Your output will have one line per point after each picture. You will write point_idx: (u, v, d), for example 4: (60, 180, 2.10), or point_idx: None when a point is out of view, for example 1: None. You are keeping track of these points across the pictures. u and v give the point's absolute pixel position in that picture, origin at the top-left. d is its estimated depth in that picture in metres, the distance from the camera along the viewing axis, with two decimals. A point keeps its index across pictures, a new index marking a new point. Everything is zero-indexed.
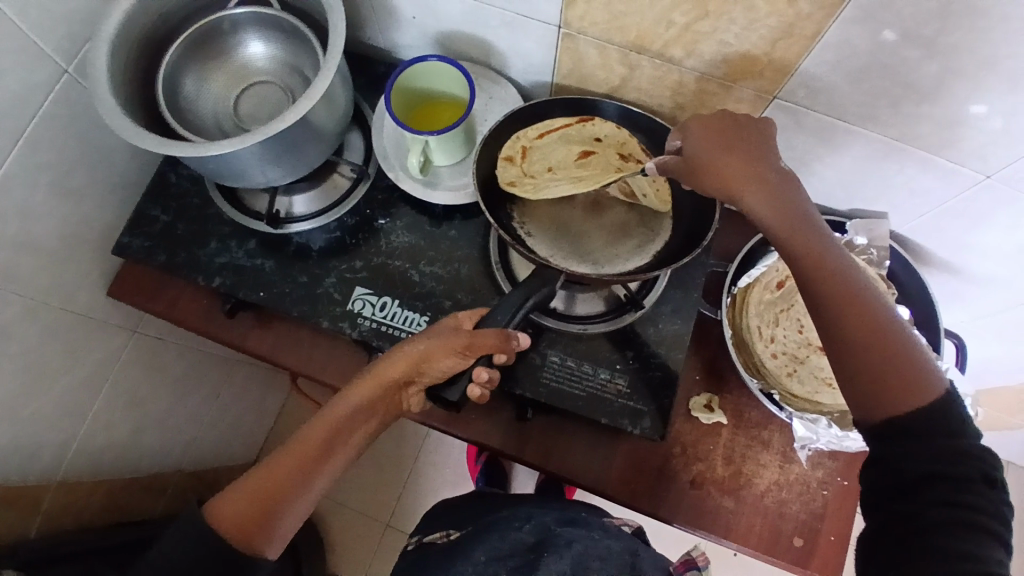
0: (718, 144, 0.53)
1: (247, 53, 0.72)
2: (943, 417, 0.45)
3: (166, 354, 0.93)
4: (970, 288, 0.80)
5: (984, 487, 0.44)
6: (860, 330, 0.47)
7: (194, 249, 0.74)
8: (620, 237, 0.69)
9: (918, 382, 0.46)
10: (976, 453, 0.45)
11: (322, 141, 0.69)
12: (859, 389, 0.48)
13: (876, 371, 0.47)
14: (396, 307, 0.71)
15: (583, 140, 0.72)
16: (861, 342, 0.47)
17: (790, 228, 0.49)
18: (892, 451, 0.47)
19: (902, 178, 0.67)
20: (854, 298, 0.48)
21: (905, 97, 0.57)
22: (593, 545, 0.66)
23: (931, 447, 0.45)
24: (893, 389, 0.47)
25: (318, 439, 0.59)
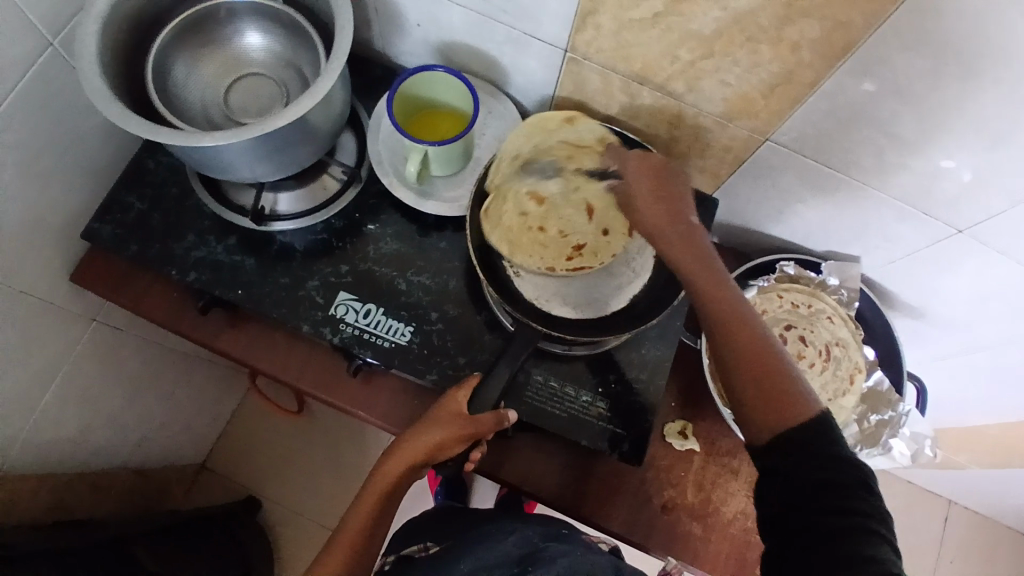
0: (644, 186, 0.61)
1: (243, 44, 0.70)
2: (822, 429, 0.49)
3: (124, 346, 0.89)
4: (929, 330, 0.84)
5: (864, 493, 0.47)
6: (749, 344, 0.52)
7: (169, 241, 0.71)
8: (509, 236, 0.69)
9: (799, 402, 0.50)
10: (856, 463, 0.48)
11: (316, 141, 0.67)
12: (747, 408, 0.51)
13: (765, 387, 0.50)
14: (380, 315, 0.69)
15: (614, 222, 0.69)
16: (745, 358, 0.51)
17: (698, 253, 0.57)
18: (778, 456, 0.49)
19: (879, 226, 0.71)
20: (742, 320, 0.53)
21: (890, 149, 0.60)
22: (583, 559, 0.64)
23: (812, 460, 0.48)
24: (773, 399, 0.50)
25: (354, 541, 0.59)
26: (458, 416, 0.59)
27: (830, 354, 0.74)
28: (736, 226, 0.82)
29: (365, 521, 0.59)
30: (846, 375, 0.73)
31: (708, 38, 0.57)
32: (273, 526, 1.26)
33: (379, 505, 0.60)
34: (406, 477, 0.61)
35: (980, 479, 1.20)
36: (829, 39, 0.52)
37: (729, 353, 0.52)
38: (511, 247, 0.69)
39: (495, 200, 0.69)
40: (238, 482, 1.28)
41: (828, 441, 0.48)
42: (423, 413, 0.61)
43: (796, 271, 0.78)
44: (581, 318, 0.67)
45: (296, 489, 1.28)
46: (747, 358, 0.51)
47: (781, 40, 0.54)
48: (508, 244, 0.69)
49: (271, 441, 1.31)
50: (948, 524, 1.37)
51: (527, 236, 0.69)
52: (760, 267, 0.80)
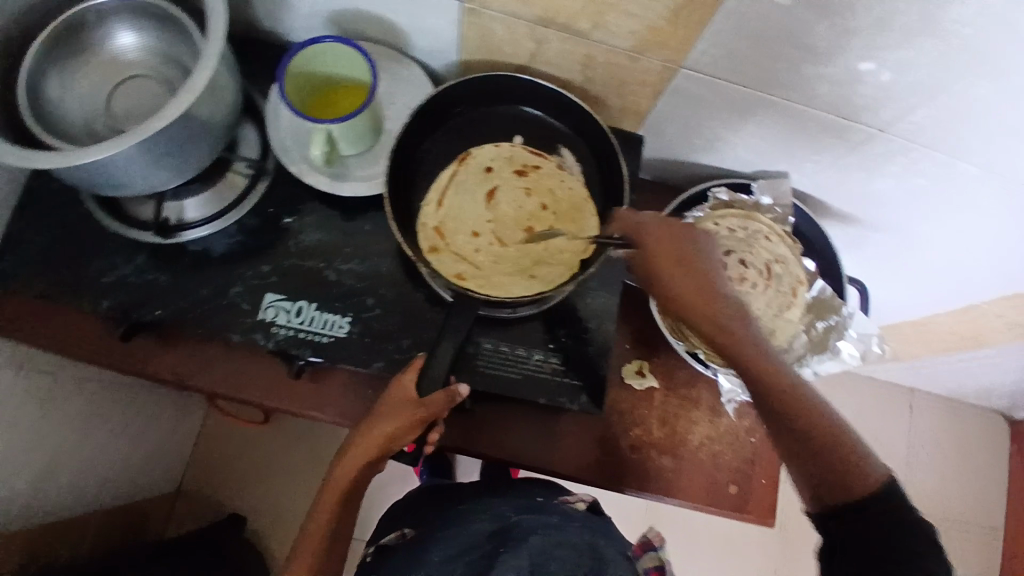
0: (670, 256, 0.56)
1: (127, 49, 0.64)
2: (891, 497, 0.52)
3: (61, 385, 0.84)
4: (865, 234, 0.86)
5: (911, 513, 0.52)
6: (808, 425, 0.53)
7: (77, 270, 0.66)
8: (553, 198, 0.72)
9: (872, 474, 0.53)
10: (908, 517, 0.51)
11: (211, 138, 0.62)
12: (821, 491, 0.54)
13: (835, 467, 0.53)
14: (313, 311, 0.66)
15: (489, 180, 0.72)
16: (824, 443, 0.53)
17: (750, 351, 0.54)
18: (848, 534, 0.52)
19: (803, 140, 0.70)
20: (809, 399, 0.53)
21: (803, 60, 0.59)
22: (553, 533, 0.63)
23: (886, 514, 0.51)
24: (845, 478, 0.52)
25: (323, 531, 0.59)
26: (409, 402, 0.58)
27: (772, 272, 0.75)
28: (666, 160, 0.81)
29: (333, 512, 0.60)
30: (788, 289, 0.75)
31: None
32: (262, 533, 1.25)
33: (344, 496, 0.60)
34: (364, 472, 0.60)
35: (933, 365, 1.26)
36: None
37: (798, 435, 0.53)
38: (533, 261, 0.71)
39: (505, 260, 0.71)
40: (218, 496, 1.26)
41: (899, 509, 0.51)
42: (374, 405, 0.61)
43: (729, 197, 0.77)
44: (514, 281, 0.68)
45: (279, 493, 1.27)
46: (821, 443, 0.53)
47: None
48: (532, 251, 0.71)
49: (244, 450, 1.28)
50: (911, 412, 1.45)
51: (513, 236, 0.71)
52: (692, 198, 0.79)
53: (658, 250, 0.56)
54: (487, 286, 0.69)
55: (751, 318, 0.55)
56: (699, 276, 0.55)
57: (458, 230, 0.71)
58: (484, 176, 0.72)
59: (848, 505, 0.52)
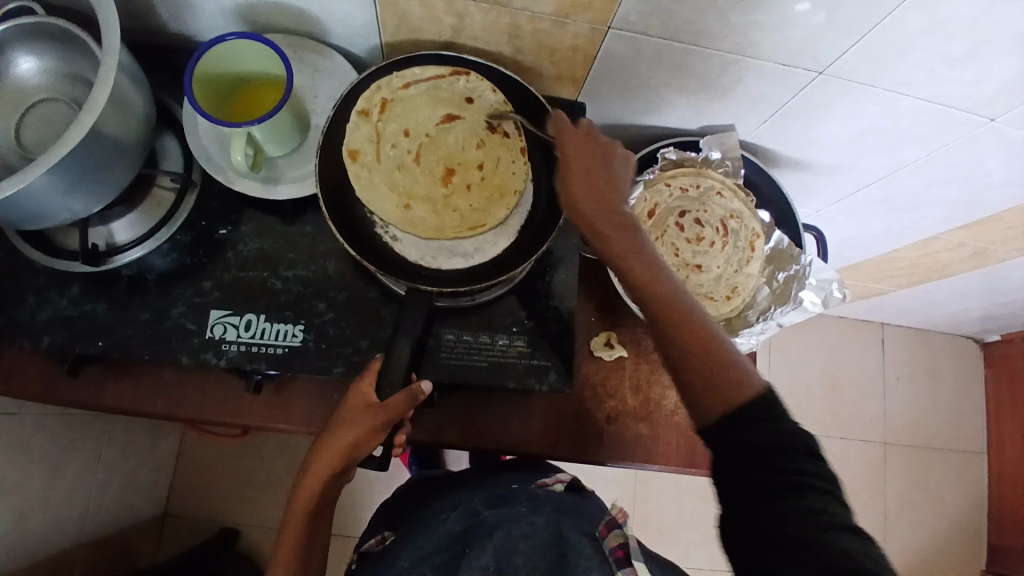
0: (578, 172, 0.58)
1: (26, 72, 0.60)
2: (766, 408, 0.50)
3: (17, 428, 0.82)
4: (816, 178, 0.86)
5: (816, 462, 0.48)
6: (689, 335, 0.52)
7: (8, 309, 0.63)
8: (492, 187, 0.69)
9: (744, 385, 0.51)
10: (793, 434, 0.49)
11: (128, 156, 0.59)
12: (703, 402, 0.52)
13: (706, 371, 0.52)
14: (264, 323, 0.64)
15: (455, 108, 0.69)
16: (697, 345, 0.52)
17: (640, 260, 0.55)
18: (737, 454, 0.49)
19: (743, 90, 0.69)
20: (683, 308, 0.53)
21: (728, 7, 0.57)
22: (518, 526, 0.62)
23: (763, 431, 0.49)
24: (713, 384, 0.51)
25: (295, 543, 0.58)
26: (369, 407, 0.57)
27: (728, 228, 0.75)
28: (610, 125, 0.80)
29: (304, 525, 0.58)
30: (746, 243, 0.75)
31: None
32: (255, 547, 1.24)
33: (314, 508, 0.59)
34: (333, 481, 0.59)
35: (900, 299, 1.27)
36: None
37: (674, 341, 0.53)
38: (426, 206, 0.68)
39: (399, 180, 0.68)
40: (207, 516, 1.24)
41: (778, 422, 0.49)
42: (335, 413, 0.59)
43: (678, 156, 0.76)
44: (471, 266, 0.66)
45: (268, 505, 1.26)
46: (698, 350, 0.52)
47: None
48: (435, 196, 0.69)
49: (227, 467, 1.26)
50: (884, 346, 1.47)
51: (428, 174, 0.69)
52: (641, 162, 0.77)
53: (567, 173, 0.59)
54: (397, 215, 0.67)
55: (644, 234, 0.57)
56: (600, 192, 0.57)
57: (399, 130, 0.69)
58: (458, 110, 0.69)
59: (729, 413, 0.50)
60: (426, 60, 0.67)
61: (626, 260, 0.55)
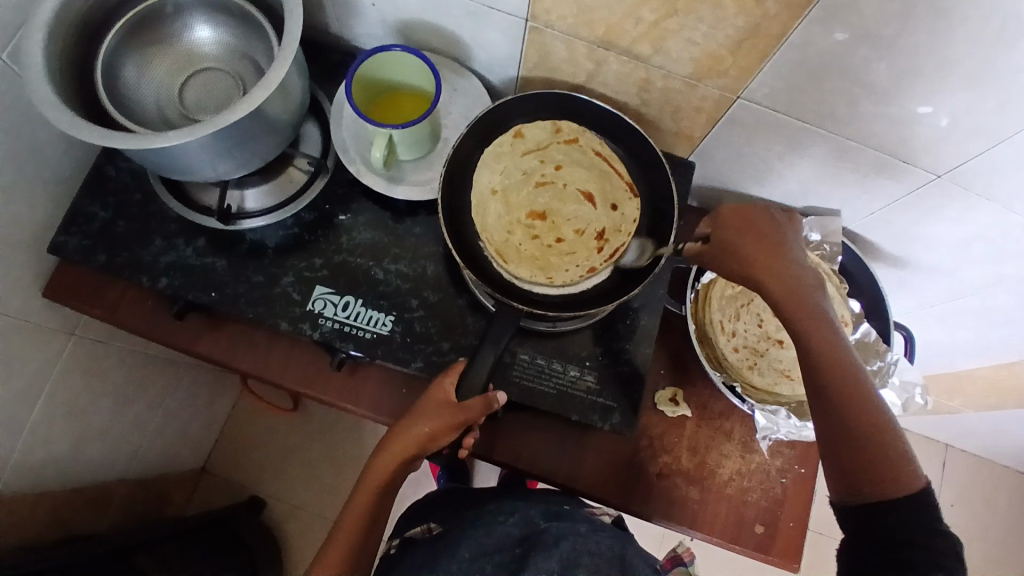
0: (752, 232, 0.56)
1: (195, 40, 0.66)
2: (922, 503, 0.49)
3: (106, 358, 0.88)
4: (912, 278, 0.84)
5: (957, 562, 0.46)
6: (860, 416, 0.50)
7: (137, 248, 0.69)
8: (549, 260, 0.69)
9: (910, 477, 0.49)
10: (935, 528, 0.48)
11: (277, 134, 0.65)
12: (859, 489, 0.51)
13: (869, 461, 0.50)
14: (359, 307, 0.68)
15: (614, 194, 0.71)
16: (869, 425, 0.50)
17: (820, 336, 0.52)
18: (867, 526, 0.50)
19: (857, 178, 0.70)
20: (860, 387, 0.51)
21: (863, 97, 0.59)
22: (584, 541, 0.63)
23: (903, 517, 0.48)
24: (881, 474, 0.50)
25: (352, 531, 0.60)
26: (449, 403, 0.60)
27: None
28: (715, 187, 0.81)
29: (366, 514, 0.60)
30: None
31: None
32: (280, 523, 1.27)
33: (379, 494, 0.61)
34: (401, 469, 0.61)
35: (973, 422, 1.21)
36: None
37: (842, 417, 0.51)
38: (505, 207, 0.70)
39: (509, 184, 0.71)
40: (242, 482, 1.28)
41: (918, 513, 0.48)
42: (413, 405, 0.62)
43: None
44: (559, 294, 0.68)
45: (298, 486, 1.29)
46: (870, 428, 0.50)
47: None
48: (514, 213, 0.70)
49: (269, 439, 1.31)
50: (944, 467, 1.40)
51: (526, 199, 0.71)
52: None
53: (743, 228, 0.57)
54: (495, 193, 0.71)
55: (823, 303, 0.54)
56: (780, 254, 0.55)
57: (560, 156, 0.71)
58: (610, 206, 0.70)
59: (884, 504, 0.49)
60: (560, 96, 0.70)
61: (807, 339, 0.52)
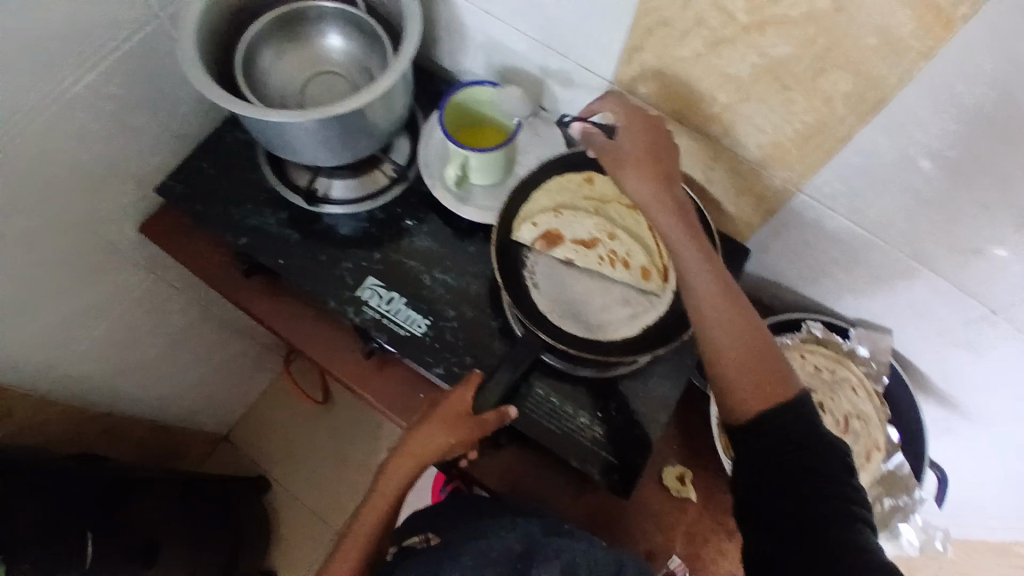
0: (643, 137, 0.64)
1: (327, 44, 0.76)
2: (805, 417, 0.52)
3: (174, 303, 0.97)
4: (960, 422, 0.79)
5: (851, 480, 0.50)
6: (752, 326, 0.55)
7: (229, 207, 0.77)
8: (568, 296, 0.71)
9: (779, 388, 0.53)
10: (829, 443, 0.51)
11: (372, 137, 0.72)
12: (747, 400, 0.53)
13: (756, 365, 0.54)
14: (401, 304, 0.73)
15: (649, 264, 0.71)
16: (757, 348, 0.54)
17: (688, 236, 0.59)
18: (754, 453, 0.52)
19: (911, 298, 0.68)
20: (728, 293, 0.57)
21: (923, 215, 0.59)
22: (590, 554, 0.62)
23: (784, 440, 0.51)
24: (766, 382, 0.53)
25: (373, 527, 0.62)
26: (466, 416, 0.61)
27: (850, 427, 0.72)
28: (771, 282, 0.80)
29: (385, 511, 0.62)
30: (863, 451, 0.72)
31: (745, 83, 0.59)
32: (278, 509, 1.30)
33: (397, 497, 0.63)
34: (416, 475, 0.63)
35: None
36: (862, 93, 0.53)
37: (708, 315, 0.56)
38: (550, 229, 0.72)
39: (559, 217, 0.73)
40: (254, 460, 1.33)
41: (811, 431, 0.51)
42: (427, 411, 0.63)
43: (823, 334, 0.75)
44: (588, 337, 0.68)
45: (305, 480, 1.32)
46: (758, 341, 0.55)
47: (815, 91, 0.55)
48: (554, 236, 0.72)
49: (291, 425, 1.36)
50: None
51: (570, 231, 0.72)
52: (787, 323, 0.77)
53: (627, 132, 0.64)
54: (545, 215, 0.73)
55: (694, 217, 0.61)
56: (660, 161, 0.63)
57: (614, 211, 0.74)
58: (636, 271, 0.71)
59: (763, 416, 0.52)
60: None
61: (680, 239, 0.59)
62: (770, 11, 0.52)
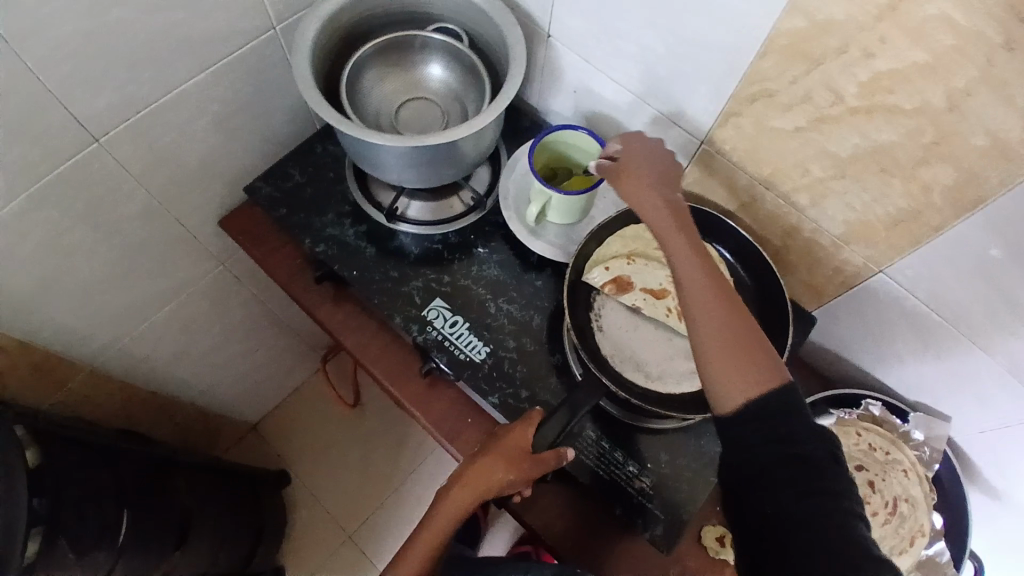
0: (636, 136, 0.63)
1: (426, 71, 0.78)
2: (789, 403, 0.49)
3: (234, 295, 0.99)
4: (1008, 520, 0.78)
5: (835, 467, 0.47)
6: (699, 295, 0.53)
7: (311, 213, 0.79)
8: (631, 343, 0.72)
9: (769, 371, 0.50)
10: (817, 435, 0.49)
11: (459, 165, 0.74)
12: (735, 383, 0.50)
13: (737, 347, 0.51)
14: (464, 328, 0.74)
15: None
16: (720, 322, 0.52)
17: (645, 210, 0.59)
18: (739, 457, 0.50)
19: (976, 390, 0.68)
20: (688, 269, 0.55)
21: (1005, 313, 0.59)
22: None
23: (773, 434, 0.48)
24: (751, 364, 0.50)
25: (429, 553, 0.63)
26: (524, 453, 0.62)
27: (897, 509, 0.71)
28: (830, 351, 0.81)
29: (439, 539, 0.64)
30: (906, 535, 0.71)
31: (843, 161, 0.60)
32: (294, 507, 1.31)
33: (452, 528, 0.64)
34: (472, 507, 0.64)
35: None
36: (961, 188, 0.54)
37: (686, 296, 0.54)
38: (623, 276, 0.73)
39: (631, 264, 0.74)
40: (278, 455, 1.34)
41: (797, 418, 0.49)
42: (487, 445, 0.64)
43: (880, 414, 0.75)
44: (648, 387, 0.69)
45: (324, 481, 1.33)
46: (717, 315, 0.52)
47: (914, 179, 0.56)
48: (626, 283, 0.73)
49: (318, 425, 1.37)
50: None
51: (641, 279, 0.73)
52: (844, 397, 0.78)
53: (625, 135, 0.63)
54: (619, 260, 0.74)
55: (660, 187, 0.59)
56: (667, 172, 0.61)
57: None
58: None
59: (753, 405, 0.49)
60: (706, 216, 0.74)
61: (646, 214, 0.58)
62: (882, 98, 0.53)
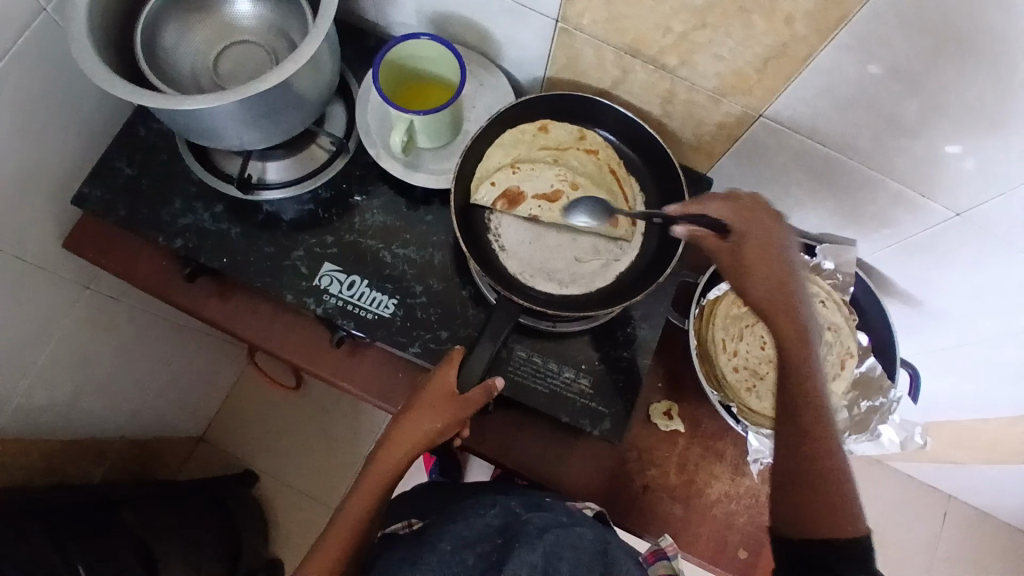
0: (738, 211, 0.55)
1: (234, 10, 0.68)
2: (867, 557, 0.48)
3: (117, 314, 0.90)
4: (924, 320, 0.83)
5: None
6: (810, 426, 0.51)
7: (156, 207, 0.70)
8: (537, 254, 0.68)
9: (849, 526, 0.49)
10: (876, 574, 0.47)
11: (304, 109, 0.66)
12: (803, 522, 0.50)
13: (822, 486, 0.50)
14: (363, 287, 0.69)
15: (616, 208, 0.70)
16: (818, 457, 0.50)
17: (780, 296, 0.53)
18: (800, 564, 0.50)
19: (874, 210, 0.69)
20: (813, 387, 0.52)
21: (886, 128, 0.58)
22: (566, 534, 0.58)
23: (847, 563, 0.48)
24: (831, 513, 0.49)
25: (362, 516, 0.59)
26: (451, 396, 0.60)
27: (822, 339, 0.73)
28: None
29: (373, 502, 0.60)
30: (836, 359, 0.73)
31: (700, 9, 0.55)
32: (270, 498, 1.29)
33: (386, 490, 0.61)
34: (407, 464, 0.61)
35: (974, 476, 1.18)
36: (824, 11, 0.50)
37: (795, 416, 0.52)
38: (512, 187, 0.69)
39: (517, 172, 0.70)
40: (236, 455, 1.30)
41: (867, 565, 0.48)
42: (412, 400, 0.62)
43: None
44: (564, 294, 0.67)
45: (292, 464, 1.31)
46: (819, 452, 0.50)
47: (775, 12, 0.52)
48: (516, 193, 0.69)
49: (267, 414, 1.33)
50: (944, 519, 1.33)
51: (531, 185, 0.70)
52: None
53: (723, 209, 0.56)
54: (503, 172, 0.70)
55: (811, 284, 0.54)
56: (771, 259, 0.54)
57: (574, 159, 0.71)
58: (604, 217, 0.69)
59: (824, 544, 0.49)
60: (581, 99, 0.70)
61: (766, 302, 0.54)
62: None
